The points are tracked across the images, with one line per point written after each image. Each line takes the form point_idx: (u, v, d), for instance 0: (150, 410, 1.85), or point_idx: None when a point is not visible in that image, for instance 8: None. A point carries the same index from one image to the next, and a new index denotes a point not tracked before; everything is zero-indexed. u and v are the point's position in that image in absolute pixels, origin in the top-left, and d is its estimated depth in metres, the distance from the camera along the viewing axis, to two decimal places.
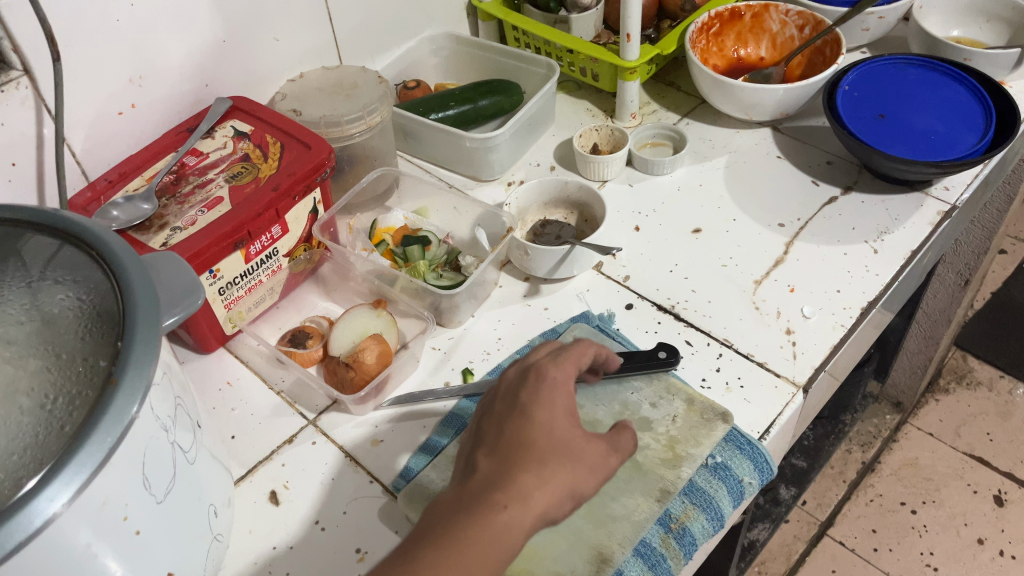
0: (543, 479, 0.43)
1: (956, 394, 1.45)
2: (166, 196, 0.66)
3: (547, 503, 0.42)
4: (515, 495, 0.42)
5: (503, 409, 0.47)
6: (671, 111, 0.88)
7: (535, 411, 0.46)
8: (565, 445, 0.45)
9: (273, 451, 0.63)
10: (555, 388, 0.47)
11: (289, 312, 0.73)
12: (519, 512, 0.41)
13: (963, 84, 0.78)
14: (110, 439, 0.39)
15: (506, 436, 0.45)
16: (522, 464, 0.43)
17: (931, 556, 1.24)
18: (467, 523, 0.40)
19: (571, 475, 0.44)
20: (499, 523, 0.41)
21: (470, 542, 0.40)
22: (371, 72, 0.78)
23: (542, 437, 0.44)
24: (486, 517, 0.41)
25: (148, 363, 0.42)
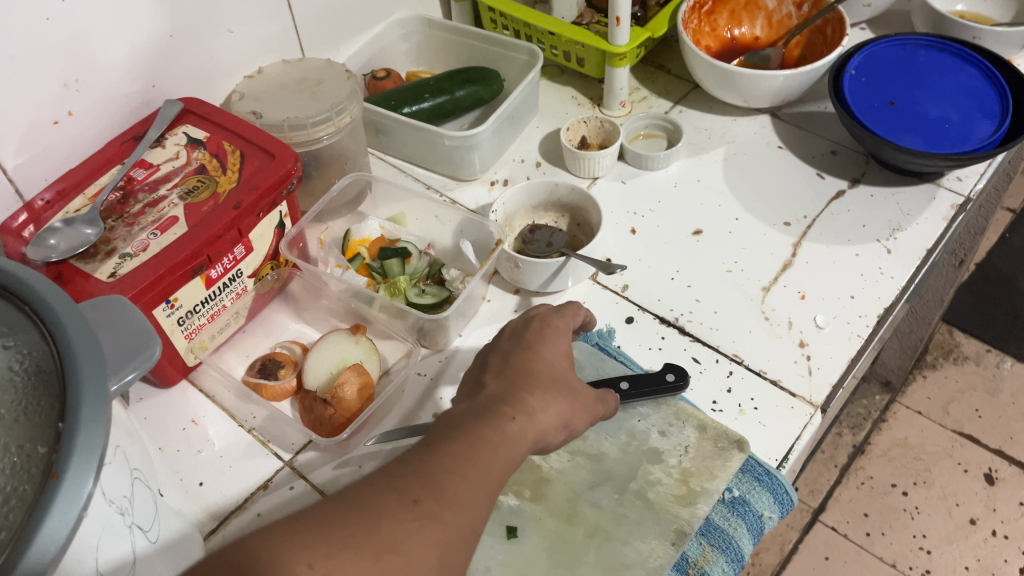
0: (549, 401, 0.44)
1: (944, 369, 1.42)
2: (113, 217, 0.58)
3: (549, 423, 0.43)
4: (521, 410, 0.43)
5: (506, 346, 0.49)
6: (662, 97, 0.82)
7: (539, 348, 0.48)
8: (562, 379, 0.47)
9: (246, 499, 0.56)
10: (553, 330, 0.50)
11: (257, 336, 0.66)
12: (526, 424, 0.42)
13: (978, 68, 0.73)
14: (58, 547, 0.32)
15: (513, 366, 0.46)
16: (529, 390, 0.45)
17: (924, 539, 1.23)
18: (484, 431, 0.40)
19: (570, 396, 0.46)
20: (513, 435, 0.41)
21: (487, 450, 0.39)
22: (338, 66, 0.70)
23: (542, 367, 0.47)
24: (499, 430, 0.41)
25: (99, 442, 0.35)
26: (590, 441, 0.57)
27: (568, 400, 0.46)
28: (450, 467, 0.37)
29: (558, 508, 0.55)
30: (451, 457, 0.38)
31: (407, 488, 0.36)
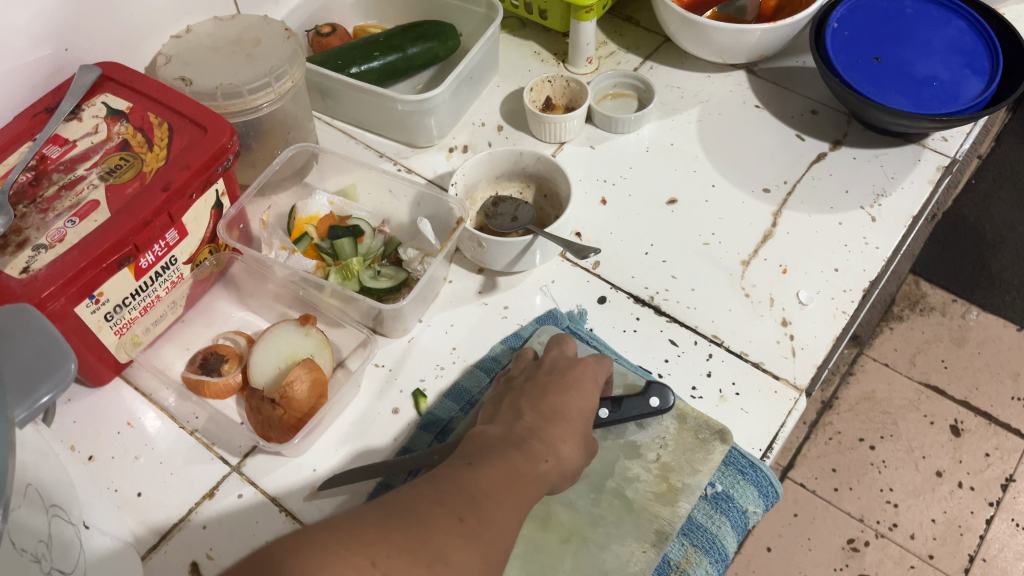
0: (573, 440, 0.47)
1: (911, 320, 1.11)
2: (25, 202, 0.52)
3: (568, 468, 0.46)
4: (551, 451, 0.45)
5: (543, 375, 0.51)
6: (631, 53, 0.76)
7: (573, 388, 0.50)
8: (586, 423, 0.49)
9: (191, 509, 0.52)
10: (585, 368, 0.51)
11: (197, 326, 0.61)
12: (552, 468, 0.44)
13: (967, 20, 0.69)
14: None
15: (549, 399, 0.48)
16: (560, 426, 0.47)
17: (891, 494, 0.96)
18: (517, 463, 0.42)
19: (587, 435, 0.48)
20: (539, 473, 0.43)
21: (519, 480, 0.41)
22: (276, 23, 0.63)
23: (576, 410, 0.49)
24: (532, 469, 0.42)
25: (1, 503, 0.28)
26: None
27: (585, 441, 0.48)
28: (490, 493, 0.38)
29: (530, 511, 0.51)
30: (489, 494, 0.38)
31: (452, 507, 0.36)
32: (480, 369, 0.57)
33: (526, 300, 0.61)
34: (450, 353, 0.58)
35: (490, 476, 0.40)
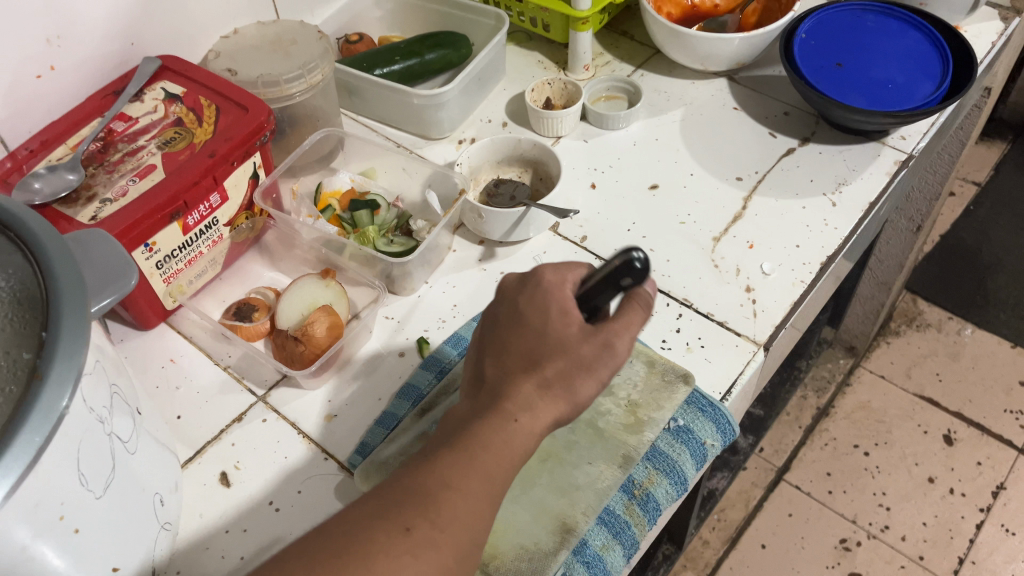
0: (546, 387, 0.44)
1: (906, 336, 1.48)
2: (94, 165, 0.61)
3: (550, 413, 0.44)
4: (520, 406, 0.43)
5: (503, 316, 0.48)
6: (625, 62, 0.86)
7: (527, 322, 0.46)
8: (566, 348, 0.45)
9: (222, 430, 0.60)
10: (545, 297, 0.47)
11: (233, 284, 0.70)
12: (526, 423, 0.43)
13: (922, 32, 0.77)
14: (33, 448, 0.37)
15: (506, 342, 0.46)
16: (542, 390, 0.44)
17: (884, 496, 1.28)
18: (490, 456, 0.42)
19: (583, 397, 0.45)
20: (509, 438, 0.42)
21: (488, 483, 0.41)
22: (310, 27, 0.73)
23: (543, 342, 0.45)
24: (498, 434, 0.42)
25: (70, 373, 0.39)
26: None
27: (595, 379, 0.45)
28: (460, 512, 0.40)
29: None
30: (465, 498, 0.40)
31: (400, 516, 0.39)
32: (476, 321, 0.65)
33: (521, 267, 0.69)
34: (451, 308, 0.67)
35: (456, 480, 0.40)
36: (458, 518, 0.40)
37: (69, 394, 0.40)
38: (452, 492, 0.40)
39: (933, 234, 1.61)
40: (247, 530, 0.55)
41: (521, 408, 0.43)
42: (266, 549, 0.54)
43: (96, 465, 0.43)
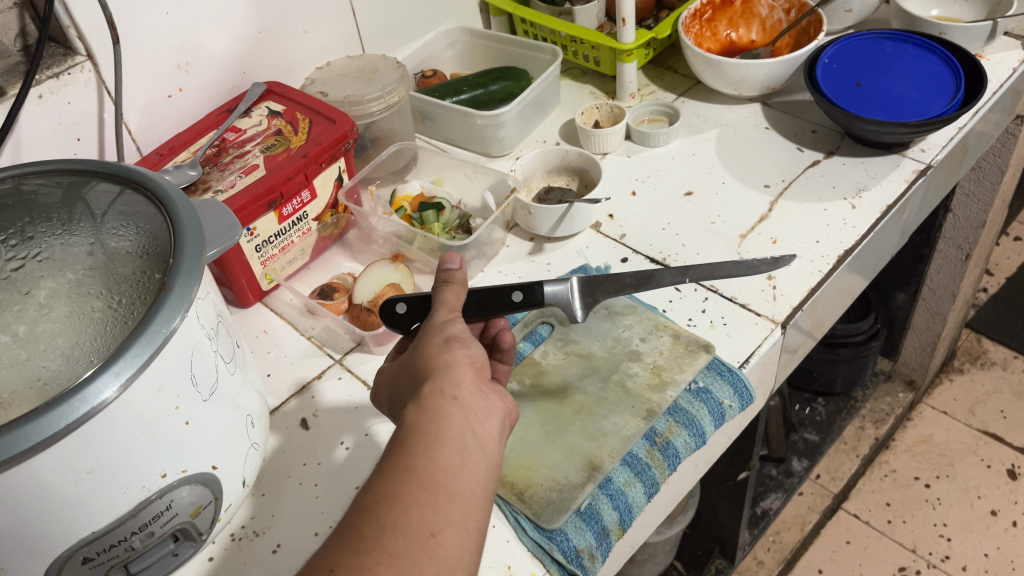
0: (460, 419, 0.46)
1: (970, 374, 1.49)
2: (209, 165, 0.74)
3: (465, 436, 0.45)
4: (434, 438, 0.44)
5: (411, 366, 0.50)
6: (668, 91, 0.96)
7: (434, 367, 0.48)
8: (465, 387, 0.47)
9: (304, 385, 0.71)
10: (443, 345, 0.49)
11: (319, 272, 0.82)
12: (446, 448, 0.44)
13: (936, 54, 0.85)
14: (154, 346, 0.46)
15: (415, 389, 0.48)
16: (429, 384, 0.47)
17: (945, 527, 1.28)
18: (403, 464, 0.43)
19: (481, 373, 0.49)
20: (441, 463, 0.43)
21: (415, 486, 0.42)
22: (391, 60, 0.87)
23: (446, 381, 0.47)
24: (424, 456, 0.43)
25: (189, 292, 0.49)
26: (582, 344, 0.70)
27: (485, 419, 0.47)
28: (392, 524, 0.40)
29: (552, 392, 0.66)
30: (389, 509, 0.41)
31: (331, 558, 0.39)
32: None
33: (565, 259, 0.78)
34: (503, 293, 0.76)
35: (373, 504, 0.41)
36: (385, 531, 0.40)
37: (188, 308, 0.49)
38: (373, 515, 0.41)
39: (999, 276, 1.62)
40: (321, 463, 0.64)
41: (417, 408, 0.46)
42: (336, 478, 0.63)
43: (204, 370, 0.53)
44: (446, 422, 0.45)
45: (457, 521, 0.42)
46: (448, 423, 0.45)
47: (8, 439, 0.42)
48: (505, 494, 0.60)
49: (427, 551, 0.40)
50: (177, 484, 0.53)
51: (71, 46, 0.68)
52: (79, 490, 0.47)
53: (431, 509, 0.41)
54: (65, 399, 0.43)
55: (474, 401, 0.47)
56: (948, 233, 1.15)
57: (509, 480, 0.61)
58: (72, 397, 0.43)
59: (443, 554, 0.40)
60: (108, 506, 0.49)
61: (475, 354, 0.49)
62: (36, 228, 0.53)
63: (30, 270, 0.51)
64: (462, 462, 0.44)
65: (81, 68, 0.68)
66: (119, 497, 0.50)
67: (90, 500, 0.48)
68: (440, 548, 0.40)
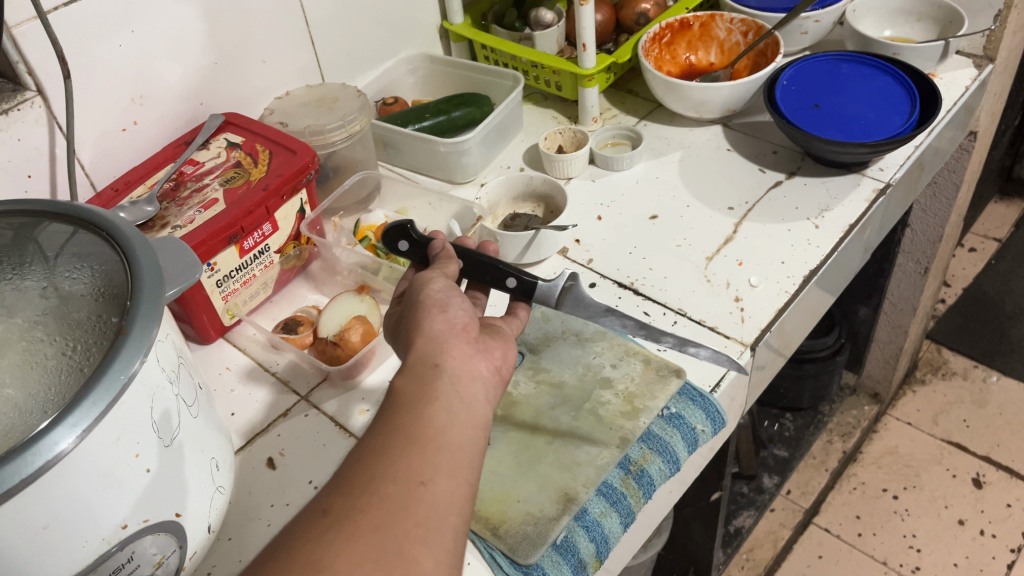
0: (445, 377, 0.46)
1: (932, 384, 1.51)
2: (167, 200, 0.72)
3: (453, 393, 0.45)
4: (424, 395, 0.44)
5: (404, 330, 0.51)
6: (630, 115, 0.97)
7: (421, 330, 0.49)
8: (451, 349, 0.47)
9: (269, 423, 0.69)
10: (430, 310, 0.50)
11: (282, 305, 0.80)
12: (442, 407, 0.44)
13: (890, 75, 0.87)
14: (112, 394, 0.44)
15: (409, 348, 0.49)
16: (416, 350, 0.47)
17: (914, 538, 1.29)
18: (395, 421, 0.43)
19: (465, 335, 0.49)
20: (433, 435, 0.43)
21: (404, 440, 0.42)
22: (351, 88, 0.87)
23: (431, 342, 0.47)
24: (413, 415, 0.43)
25: (148, 334, 0.47)
26: (553, 372, 0.69)
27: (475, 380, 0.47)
28: (382, 473, 0.40)
29: (524, 423, 0.66)
30: (380, 460, 0.41)
31: (325, 502, 0.40)
32: None
33: None
34: None
35: (366, 455, 0.42)
36: (376, 479, 0.40)
37: (147, 352, 0.47)
38: (364, 464, 0.41)
39: (955, 287, 1.65)
40: (288, 505, 0.63)
41: (404, 373, 0.46)
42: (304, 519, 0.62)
43: (165, 414, 0.51)
44: (432, 384, 0.45)
45: (446, 472, 0.41)
46: (434, 384, 0.45)
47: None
48: (479, 530, 0.59)
49: (415, 499, 0.40)
50: (139, 534, 0.51)
51: (20, 82, 0.66)
52: (36, 547, 0.45)
53: (420, 460, 0.41)
54: (18, 453, 0.41)
55: (460, 363, 0.47)
56: (907, 247, 1.17)
57: (483, 516, 0.59)
58: (24, 452, 0.41)
59: (432, 501, 0.40)
60: (67, 560, 0.47)
61: (455, 319, 0.50)
62: None
63: None
64: (450, 419, 0.44)
65: (30, 104, 0.66)
66: (76, 552, 0.48)
67: (48, 556, 0.46)
68: (429, 495, 0.40)
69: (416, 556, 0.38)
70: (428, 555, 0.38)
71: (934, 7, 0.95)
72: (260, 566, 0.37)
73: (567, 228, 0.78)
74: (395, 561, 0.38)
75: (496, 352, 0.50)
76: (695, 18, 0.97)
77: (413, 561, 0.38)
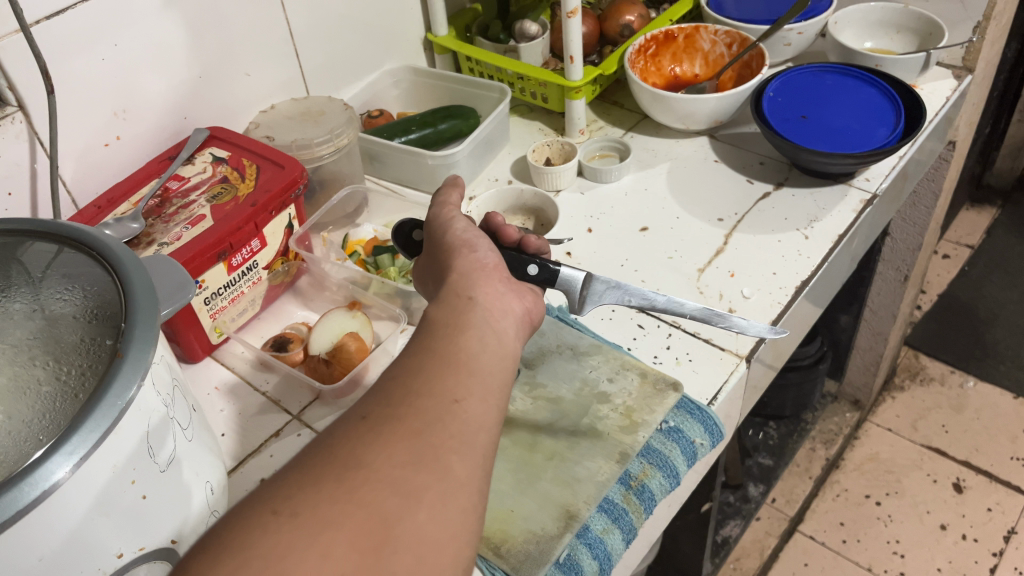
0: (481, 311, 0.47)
1: (911, 390, 1.52)
2: (152, 217, 0.70)
3: (484, 324, 0.46)
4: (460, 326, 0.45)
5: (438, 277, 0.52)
6: (616, 126, 0.97)
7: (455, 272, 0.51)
8: (482, 288, 0.49)
9: (261, 443, 0.67)
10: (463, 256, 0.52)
11: (270, 322, 0.79)
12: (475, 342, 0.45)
13: (875, 86, 0.88)
14: (109, 420, 0.43)
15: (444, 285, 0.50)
16: (451, 287, 0.49)
17: (898, 544, 1.30)
18: (430, 348, 0.44)
19: (497, 277, 0.51)
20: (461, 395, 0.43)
21: (439, 362, 0.43)
22: (337, 101, 0.86)
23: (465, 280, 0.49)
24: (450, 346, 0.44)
25: (144, 358, 0.46)
26: (549, 388, 0.68)
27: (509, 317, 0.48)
28: (418, 389, 0.41)
29: (522, 440, 0.65)
30: (416, 378, 0.42)
31: (361, 410, 0.40)
32: None
33: None
34: None
35: (402, 375, 0.42)
36: (413, 393, 0.41)
37: (144, 376, 0.46)
38: (400, 382, 0.42)
39: (930, 293, 1.68)
40: None
41: (439, 305, 0.48)
42: None
43: (161, 438, 0.50)
44: (465, 316, 0.46)
45: (479, 392, 0.42)
46: (469, 315, 0.46)
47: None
48: (480, 550, 0.58)
49: (450, 412, 0.40)
50: (133, 563, 0.49)
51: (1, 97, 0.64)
52: None
53: (454, 380, 0.42)
54: (13, 483, 0.40)
55: (492, 300, 0.48)
56: (887, 255, 1.18)
57: (484, 534, 0.59)
58: (18, 482, 0.40)
59: (466, 417, 0.40)
60: None
61: (485, 261, 0.52)
62: None
63: None
64: (482, 347, 0.45)
65: (11, 120, 0.64)
66: None
67: None
68: (463, 412, 0.40)
69: (450, 463, 0.38)
70: (461, 464, 0.39)
71: (913, 20, 0.97)
72: (304, 463, 0.38)
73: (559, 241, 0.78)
74: (430, 465, 0.38)
75: (529, 296, 0.51)
76: (680, 30, 0.97)
77: (447, 468, 0.38)
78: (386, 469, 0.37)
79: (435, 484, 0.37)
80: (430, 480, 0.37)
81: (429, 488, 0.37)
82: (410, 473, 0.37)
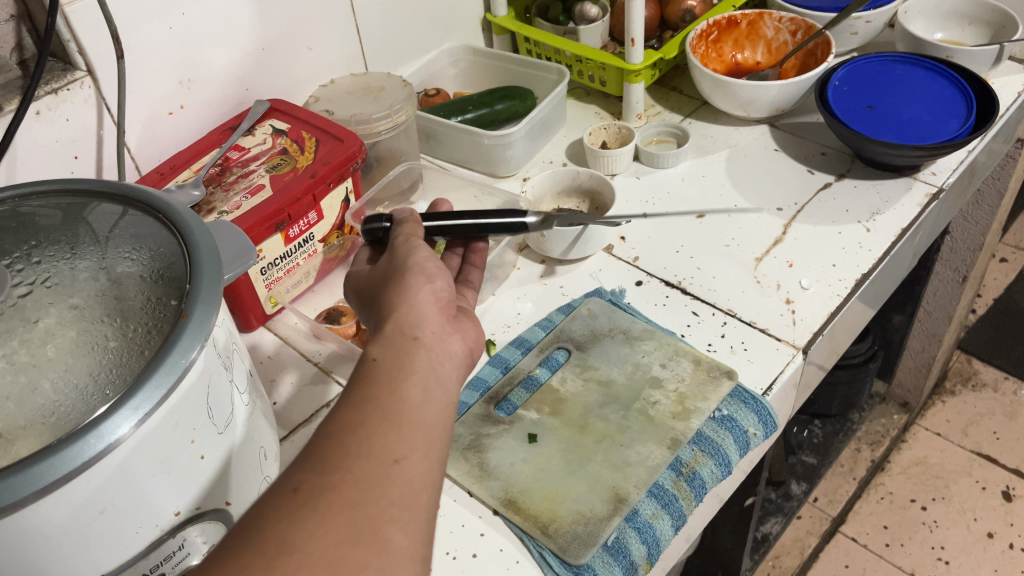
0: None
1: (962, 395, 1.49)
2: (213, 185, 0.71)
3: (443, 352, 0.45)
4: (410, 376, 0.42)
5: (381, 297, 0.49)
6: (674, 112, 0.96)
7: (411, 288, 0.48)
8: (430, 331, 0.46)
9: (313, 413, 0.68)
10: (418, 271, 0.50)
11: (324, 295, 0.80)
12: (440, 365, 0.44)
13: (946, 78, 0.86)
14: (169, 382, 0.43)
15: (398, 313, 0.46)
16: (393, 321, 0.46)
17: (943, 550, 1.27)
18: (368, 395, 0.41)
19: (444, 312, 0.49)
20: None
21: (378, 417, 0.39)
22: (397, 77, 0.86)
23: (409, 316, 0.46)
24: (429, 368, 0.43)
25: (208, 320, 0.45)
26: (601, 370, 0.68)
27: None
28: (355, 448, 0.38)
29: (572, 421, 0.64)
30: (354, 436, 0.38)
31: (291, 479, 0.37)
32: (538, 326, 0.73)
33: (578, 282, 0.78)
34: (516, 316, 0.75)
35: (337, 431, 0.39)
36: (350, 455, 0.37)
37: (206, 337, 0.46)
38: (336, 439, 0.38)
39: (986, 297, 1.64)
40: None
41: (381, 345, 0.44)
42: None
43: (219, 401, 0.50)
44: (410, 357, 0.43)
45: (421, 448, 0.39)
46: (413, 358, 0.43)
47: (4, 485, 0.38)
48: (529, 528, 0.57)
49: (389, 476, 0.37)
50: (189, 521, 0.50)
51: (69, 61, 0.65)
52: (90, 532, 0.44)
53: (393, 437, 0.39)
54: (77, 437, 0.40)
55: (436, 340, 0.46)
56: (946, 255, 1.14)
57: (532, 514, 0.58)
58: (79, 439, 0.40)
59: (408, 478, 0.37)
60: (121, 547, 0.47)
61: (439, 291, 0.49)
62: (42, 253, 0.49)
63: (39, 296, 0.47)
64: (426, 398, 0.42)
65: (80, 84, 0.65)
66: (130, 537, 0.47)
67: (92, 548, 0.45)
68: (404, 475, 0.38)
69: (390, 535, 0.35)
70: (402, 535, 0.36)
71: (987, 11, 0.94)
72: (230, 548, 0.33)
73: (614, 225, 0.78)
74: (367, 542, 0.35)
75: (470, 335, 0.50)
76: (743, 16, 0.95)
77: (388, 540, 0.35)
78: (320, 551, 0.34)
79: (375, 562, 0.34)
80: (369, 558, 0.34)
81: (369, 567, 0.34)
82: (346, 551, 0.34)
